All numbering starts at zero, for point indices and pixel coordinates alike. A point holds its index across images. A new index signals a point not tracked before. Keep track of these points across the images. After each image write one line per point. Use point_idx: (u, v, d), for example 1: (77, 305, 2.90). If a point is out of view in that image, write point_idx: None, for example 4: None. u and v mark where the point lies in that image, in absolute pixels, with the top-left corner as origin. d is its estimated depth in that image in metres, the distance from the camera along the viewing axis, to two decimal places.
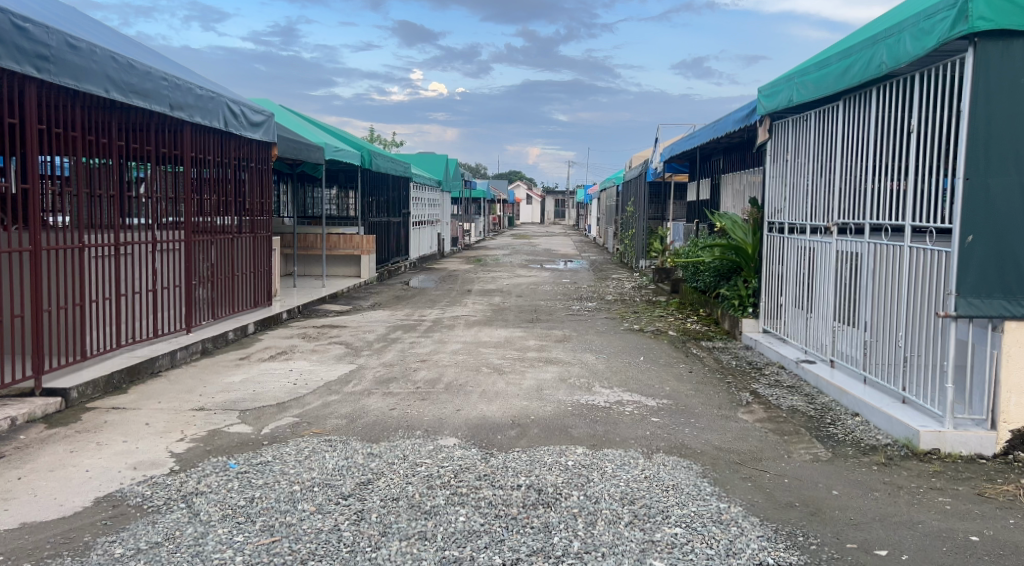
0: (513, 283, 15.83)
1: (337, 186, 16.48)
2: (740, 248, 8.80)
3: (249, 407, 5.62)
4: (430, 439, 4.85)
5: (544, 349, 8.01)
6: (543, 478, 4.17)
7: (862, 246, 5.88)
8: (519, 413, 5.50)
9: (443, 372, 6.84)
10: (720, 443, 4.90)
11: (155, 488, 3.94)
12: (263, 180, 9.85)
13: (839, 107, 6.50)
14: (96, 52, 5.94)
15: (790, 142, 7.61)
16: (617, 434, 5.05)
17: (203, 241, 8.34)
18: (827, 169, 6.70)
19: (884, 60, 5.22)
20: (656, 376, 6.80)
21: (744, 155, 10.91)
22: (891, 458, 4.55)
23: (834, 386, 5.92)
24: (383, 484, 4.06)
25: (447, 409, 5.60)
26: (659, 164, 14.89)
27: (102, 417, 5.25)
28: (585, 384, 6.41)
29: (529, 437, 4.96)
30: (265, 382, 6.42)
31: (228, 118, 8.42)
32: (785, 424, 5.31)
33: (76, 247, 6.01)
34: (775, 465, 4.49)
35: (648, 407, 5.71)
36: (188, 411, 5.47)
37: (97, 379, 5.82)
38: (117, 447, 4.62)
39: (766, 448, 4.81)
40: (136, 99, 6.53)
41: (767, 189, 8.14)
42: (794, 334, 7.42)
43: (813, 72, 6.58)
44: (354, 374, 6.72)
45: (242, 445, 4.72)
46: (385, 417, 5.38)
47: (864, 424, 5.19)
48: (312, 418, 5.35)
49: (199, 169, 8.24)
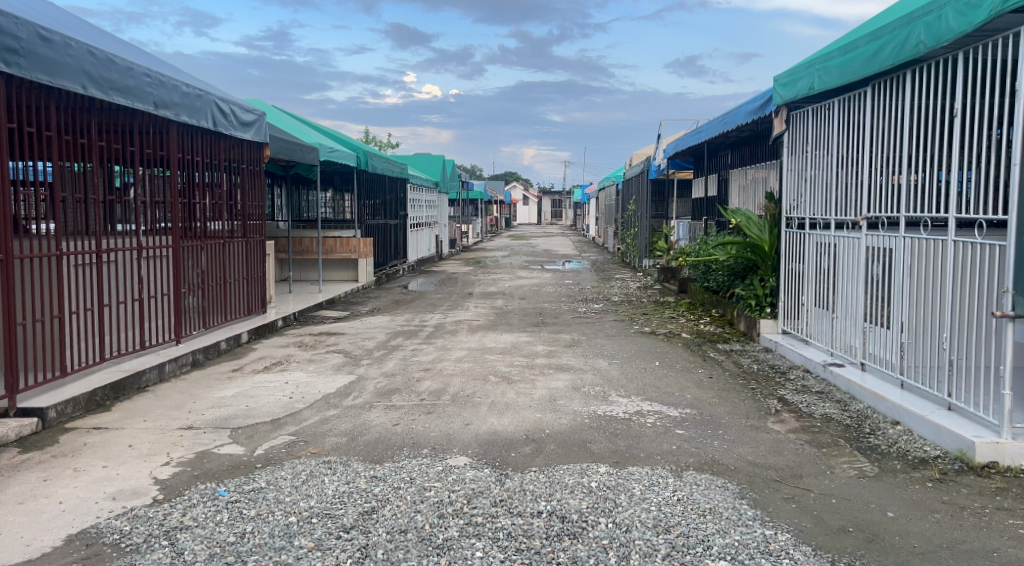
0: (516, 283, 15.79)
1: (332, 189, 16.06)
2: (756, 245, 8.40)
3: (241, 424, 5.21)
4: (438, 459, 4.44)
5: (553, 355, 7.60)
6: (564, 504, 3.76)
7: (896, 240, 5.51)
8: (533, 427, 5.09)
9: (449, 382, 6.42)
10: (754, 457, 4.51)
11: (135, 523, 3.52)
12: (256, 183, 9.42)
13: (866, 94, 6.11)
14: (72, 45, 5.52)
15: (811, 132, 7.22)
16: (640, 450, 4.64)
17: (192, 246, 7.90)
18: (853, 161, 6.32)
19: (922, 39, 4.86)
20: (675, 383, 6.39)
21: (755, 149, 10.57)
22: (945, 472, 4.16)
23: (867, 391, 5.53)
24: (388, 514, 3.64)
25: (454, 423, 5.19)
26: (663, 161, 14.54)
27: (81, 439, 4.82)
28: (600, 393, 6.02)
29: (546, 454, 4.57)
30: (259, 396, 6.00)
31: (217, 116, 8.00)
32: (821, 435, 4.93)
33: (54, 255, 5.57)
34: (818, 483, 4.10)
35: (671, 418, 5.31)
36: (176, 431, 5.05)
37: (79, 397, 5.40)
38: (96, 473, 4.19)
39: (805, 463, 4.42)
40: (116, 96, 6.10)
41: (785, 183, 7.77)
42: (817, 336, 7.05)
43: (837, 56, 6.19)
44: (354, 387, 6.30)
45: (234, 469, 4.31)
46: (389, 433, 4.97)
47: (907, 434, 4.80)
48: (309, 436, 4.94)
49: (188, 171, 7.81)
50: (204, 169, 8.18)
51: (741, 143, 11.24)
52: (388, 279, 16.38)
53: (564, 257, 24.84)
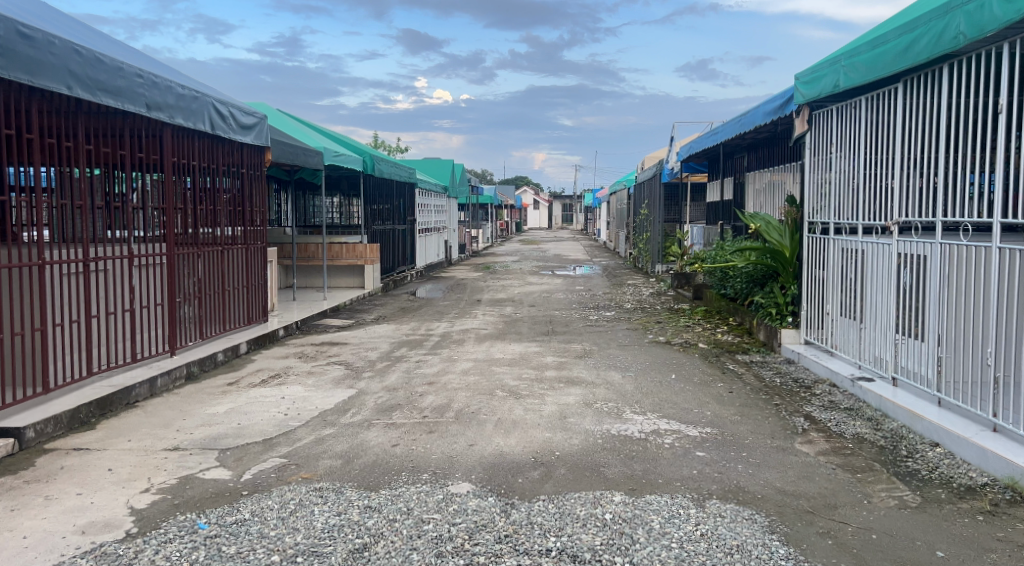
0: (525, 289, 15.42)
1: (339, 194, 15.82)
2: (776, 251, 8.00)
3: (231, 445, 4.89)
4: (439, 486, 4.09)
5: (564, 367, 7.24)
6: (576, 540, 3.41)
7: (933, 246, 5.10)
8: (541, 449, 4.74)
9: (453, 398, 6.08)
10: (782, 484, 4.13)
11: (102, 563, 3.20)
12: (257, 188, 9.15)
13: (896, 90, 5.72)
14: (55, 44, 5.23)
15: (836, 133, 6.82)
16: (658, 475, 4.28)
17: (188, 254, 7.60)
18: (882, 163, 5.93)
19: (961, 29, 4.49)
20: (693, 398, 6.01)
21: (774, 151, 10.19)
22: (997, 504, 3.77)
23: (902, 409, 5.13)
24: (381, 552, 3.31)
25: (458, 444, 4.85)
26: (676, 163, 14.19)
27: (59, 462, 4.52)
28: (614, 410, 5.65)
29: (555, 480, 4.20)
30: (252, 413, 5.68)
31: (215, 119, 7.72)
32: (854, 457, 4.55)
33: (35, 263, 5.22)
34: (855, 515, 3.72)
35: (691, 438, 4.94)
36: (160, 452, 4.74)
37: (60, 415, 5.10)
38: (69, 503, 3.88)
39: (840, 491, 4.04)
40: (105, 98, 5.82)
41: (808, 186, 7.39)
42: (844, 347, 6.65)
43: (864, 51, 5.80)
44: (353, 402, 5.98)
45: (217, 497, 3.98)
46: (386, 456, 4.63)
47: (949, 458, 4.41)
48: (302, 459, 4.61)
49: (184, 177, 7.52)
50: (202, 174, 7.90)
51: (758, 145, 10.88)
52: (395, 285, 16.07)
53: (575, 262, 24.43)
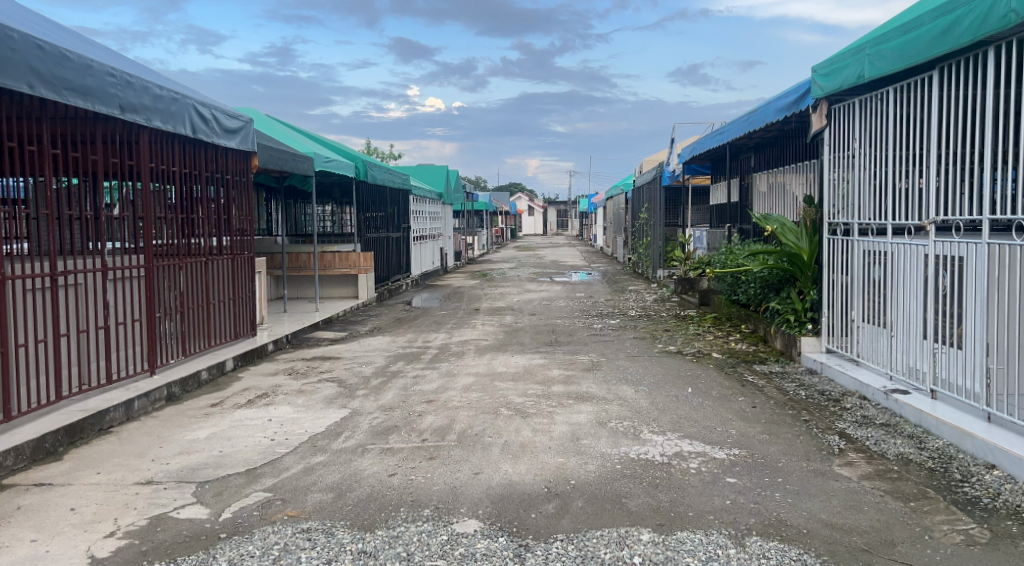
0: (524, 297, 14.94)
1: (331, 203, 15.40)
2: (793, 255, 7.55)
3: (210, 477, 4.40)
4: (442, 525, 3.62)
5: (571, 382, 6.76)
6: None
7: (976, 246, 4.65)
8: (555, 476, 4.27)
9: (455, 418, 5.60)
10: (829, 517, 3.68)
11: None
12: (243, 196, 8.65)
13: (930, 78, 5.27)
14: (13, 37, 4.75)
15: (858, 128, 6.39)
16: (687, 507, 3.82)
17: (166, 265, 7.09)
18: (912, 159, 5.49)
19: (1012, 6, 4.05)
20: (714, 415, 5.55)
21: (785, 151, 9.75)
22: None
23: (948, 427, 4.68)
24: None
25: (462, 472, 4.38)
26: (676, 165, 13.76)
27: (15, 502, 4.02)
28: (630, 429, 5.19)
29: (572, 515, 3.73)
30: (236, 439, 5.20)
31: (195, 122, 7.25)
32: (903, 482, 4.10)
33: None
34: (917, 554, 3.27)
35: (718, 462, 4.49)
36: (131, 487, 4.25)
37: (22, 446, 4.61)
38: (20, 552, 3.40)
39: (895, 524, 3.58)
40: (72, 98, 5.36)
41: (828, 185, 6.95)
42: (871, 356, 6.21)
43: (894, 38, 5.36)
44: (346, 424, 5.50)
45: (192, 541, 3.51)
46: (383, 488, 4.15)
47: (1010, 482, 3.97)
48: (289, 493, 4.12)
49: (163, 183, 7.02)
50: (182, 180, 7.40)
51: (768, 145, 10.45)
52: (391, 294, 15.64)
53: None
